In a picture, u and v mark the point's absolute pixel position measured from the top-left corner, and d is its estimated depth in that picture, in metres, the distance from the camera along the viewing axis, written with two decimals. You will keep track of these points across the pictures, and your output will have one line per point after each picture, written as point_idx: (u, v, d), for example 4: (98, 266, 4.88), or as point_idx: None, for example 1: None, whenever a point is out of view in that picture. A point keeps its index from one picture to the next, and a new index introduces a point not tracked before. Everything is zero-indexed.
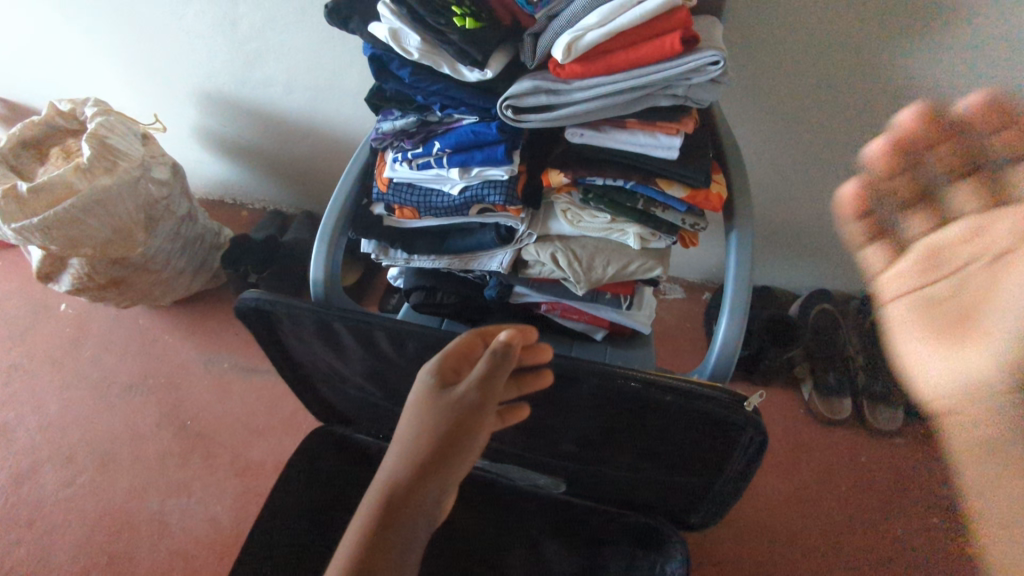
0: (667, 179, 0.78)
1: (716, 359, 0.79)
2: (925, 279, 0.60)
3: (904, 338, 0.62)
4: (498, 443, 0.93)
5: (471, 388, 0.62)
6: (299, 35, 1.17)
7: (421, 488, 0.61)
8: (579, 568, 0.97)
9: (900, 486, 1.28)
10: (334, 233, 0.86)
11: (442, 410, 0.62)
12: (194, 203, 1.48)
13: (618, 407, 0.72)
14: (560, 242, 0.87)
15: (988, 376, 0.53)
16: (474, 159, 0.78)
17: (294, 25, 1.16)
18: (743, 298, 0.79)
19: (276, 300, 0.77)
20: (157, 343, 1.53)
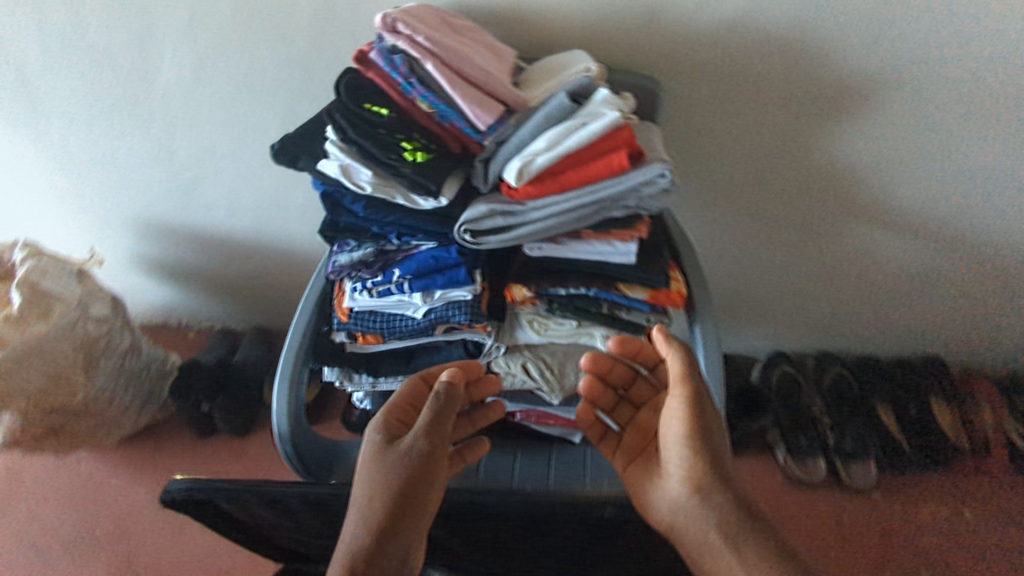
0: (627, 283, 0.80)
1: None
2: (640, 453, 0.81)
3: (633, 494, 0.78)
4: None
5: (418, 436, 0.69)
6: (242, 159, 1.17)
7: (393, 530, 0.63)
8: None
9: (886, 542, 1.28)
10: (296, 370, 0.82)
11: (394, 462, 0.68)
12: (136, 333, 1.40)
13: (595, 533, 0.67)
14: (530, 351, 0.88)
15: (680, 496, 0.69)
16: (435, 283, 0.77)
17: (237, 151, 1.15)
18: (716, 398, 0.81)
19: (207, 485, 0.69)
20: (102, 487, 1.42)
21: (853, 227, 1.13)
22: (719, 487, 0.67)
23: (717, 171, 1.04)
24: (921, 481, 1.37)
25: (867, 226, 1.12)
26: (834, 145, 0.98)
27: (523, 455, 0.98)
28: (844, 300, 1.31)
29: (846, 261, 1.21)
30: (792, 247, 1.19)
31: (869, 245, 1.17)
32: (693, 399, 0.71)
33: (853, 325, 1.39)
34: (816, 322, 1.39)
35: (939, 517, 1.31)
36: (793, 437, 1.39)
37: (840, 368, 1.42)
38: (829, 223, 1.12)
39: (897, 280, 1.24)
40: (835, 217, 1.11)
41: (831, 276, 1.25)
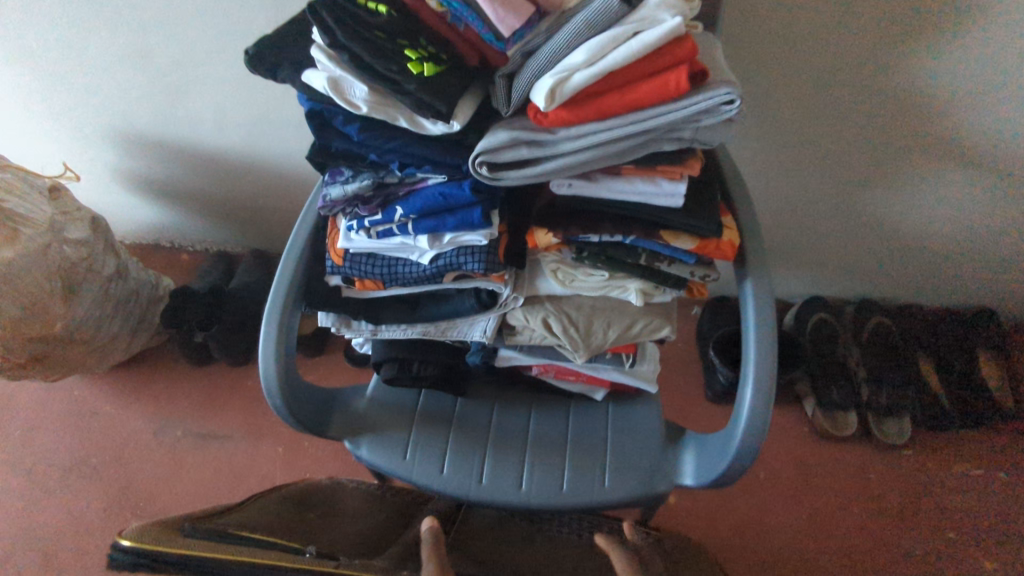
0: (671, 230, 0.67)
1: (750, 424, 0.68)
2: None
3: None
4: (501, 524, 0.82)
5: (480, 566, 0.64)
6: (224, 66, 1.02)
7: None
8: None
9: (916, 502, 1.21)
10: (284, 318, 0.72)
11: None
12: (123, 256, 1.30)
13: None
14: (551, 303, 0.76)
15: None
16: (445, 224, 0.65)
17: (217, 55, 1.00)
18: (769, 372, 0.69)
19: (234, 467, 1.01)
20: (97, 414, 1.36)
21: (925, 162, 0.98)
22: None
23: (778, 94, 0.89)
24: (959, 440, 1.28)
25: (942, 161, 0.97)
26: (923, 64, 0.82)
27: (538, 411, 0.90)
28: (898, 244, 1.18)
29: (907, 202, 1.07)
30: (850, 181, 1.05)
31: (940, 184, 1.02)
32: None
33: (903, 272, 1.27)
34: (863, 267, 1.26)
35: (972, 475, 1.24)
36: (825, 389, 1.28)
37: (881, 318, 1.31)
38: (897, 157, 0.98)
39: (963, 224, 1.11)
40: (906, 150, 0.96)
41: (888, 219, 1.12)
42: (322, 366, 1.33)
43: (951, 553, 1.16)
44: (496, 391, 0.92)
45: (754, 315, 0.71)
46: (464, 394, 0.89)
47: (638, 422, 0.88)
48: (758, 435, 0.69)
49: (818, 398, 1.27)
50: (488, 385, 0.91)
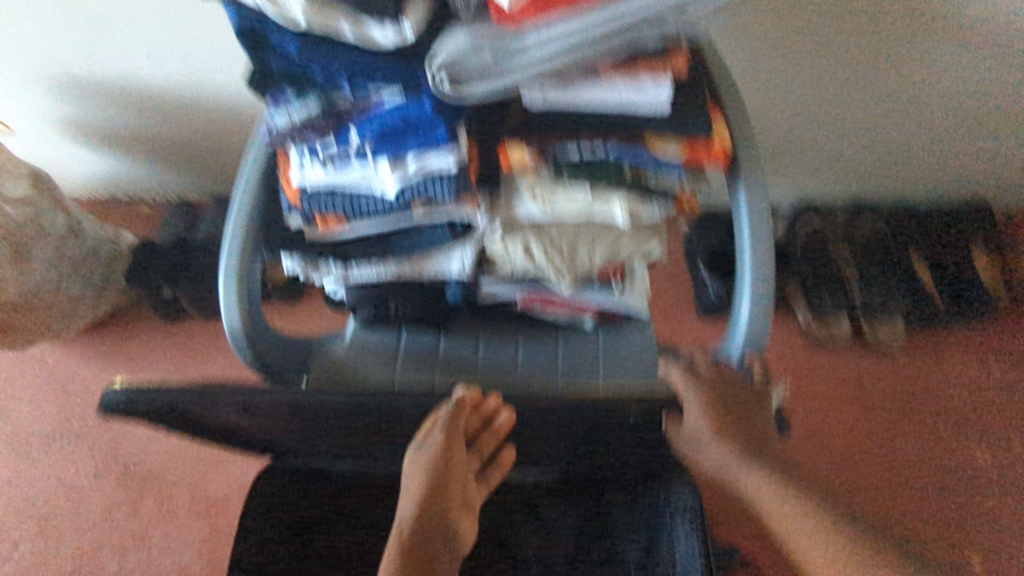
0: (658, 137, 0.61)
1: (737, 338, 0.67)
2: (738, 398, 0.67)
3: (738, 415, 0.66)
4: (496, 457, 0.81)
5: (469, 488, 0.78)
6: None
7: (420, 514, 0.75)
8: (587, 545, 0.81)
9: (906, 403, 1.22)
10: (245, 266, 0.67)
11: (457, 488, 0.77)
12: (76, 212, 1.21)
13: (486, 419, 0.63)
14: (532, 230, 0.70)
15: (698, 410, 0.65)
16: (407, 149, 0.58)
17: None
18: (765, 283, 0.66)
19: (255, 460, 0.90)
20: (71, 377, 1.31)
21: (926, 61, 0.90)
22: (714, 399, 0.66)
23: None
24: (951, 339, 1.28)
25: (941, 53, 0.90)
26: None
27: (525, 341, 0.86)
28: (895, 141, 1.12)
29: (903, 97, 1.00)
30: (846, 88, 0.97)
31: (941, 83, 0.95)
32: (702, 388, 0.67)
33: (898, 172, 1.21)
34: (857, 169, 1.20)
35: (962, 373, 1.24)
36: (817, 296, 1.25)
37: (874, 219, 1.26)
38: (898, 59, 0.89)
39: (963, 121, 1.04)
40: (907, 53, 0.88)
41: (884, 120, 1.05)
42: (299, 314, 1.29)
43: (937, 449, 1.19)
44: (481, 325, 0.87)
45: (749, 228, 0.67)
46: (447, 331, 0.85)
47: (631, 347, 0.85)
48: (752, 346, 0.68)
49: (810, 303, 1.25)
50: (473, 317, 0.87)
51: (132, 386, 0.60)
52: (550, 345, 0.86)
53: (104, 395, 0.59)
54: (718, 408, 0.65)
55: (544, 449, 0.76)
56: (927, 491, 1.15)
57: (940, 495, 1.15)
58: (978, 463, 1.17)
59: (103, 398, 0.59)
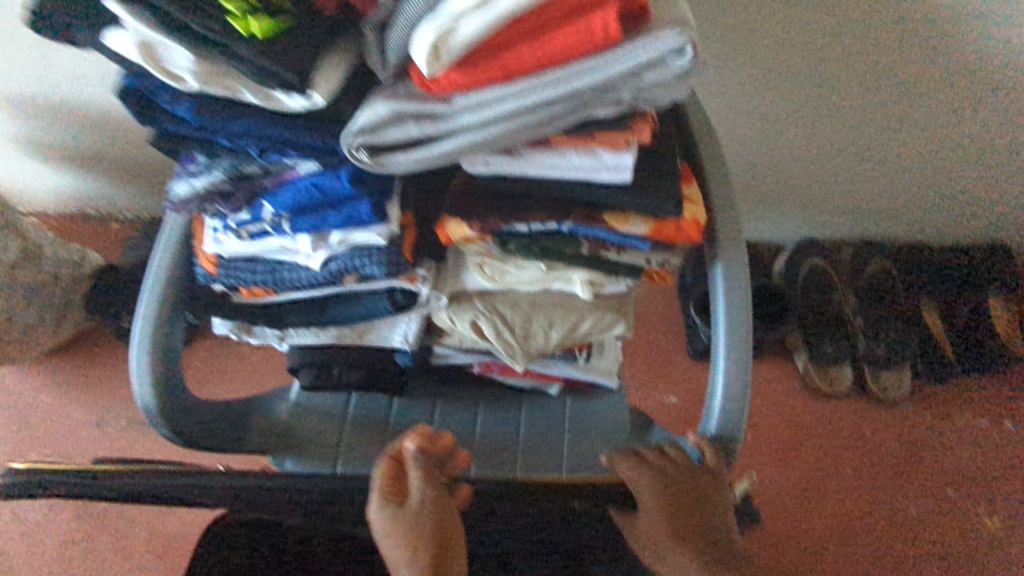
0: (620, 212, 0.53)
1: (708, 438, 0.58)
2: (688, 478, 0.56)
3: (690, 498, 0.55)
4: None
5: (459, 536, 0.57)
6: None
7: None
8: None
9: (912, 458, 1.13)
10: (158, 342, 0.59)
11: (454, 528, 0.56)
12: (33, 235, 1.16)
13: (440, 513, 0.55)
14: (482, 301, 0.62)
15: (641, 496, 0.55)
16: (328, 223, 0.51)
17: None
18: (742, 381, 0.57)
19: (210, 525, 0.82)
20: (30, 406, 1.25)
21: (934, 89, 0.82)
22: (659, 481, 0.55)
23: (760, 19, 0.71)
24: (962, 389, 1.18)
25: (954, 87, 0.82)
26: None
27: (487, 406, 0.79)
28: (904, 178, 1.02)
29: (913, 133, 0.91)
30: (848, 120, 0.89)
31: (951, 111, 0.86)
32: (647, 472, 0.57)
33: (909, 211, 1.12)
34: (863, 207, 1.11)
35: (973, 427, 1.15)
36: (816, 341, 1.17)
37: (881, 260, 1.17)
38: (903, 83, 0.82)
39: (977, 156, 0.96)
40: (912, 80, 0.81)
41: (892, 155, 0.96)
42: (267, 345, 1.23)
43: (946, 511, 1.09)
44: (439, 387, 0.80)
45: (725, 317, 0.58)
46: (401, 394, 0.78)
47: (600, 419, 0.77)
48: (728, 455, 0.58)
49: (811, 352, 1.16)
50: (429, 380, 0.79)
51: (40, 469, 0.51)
52: (513, 413, 0.78)
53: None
54: (672, 502, 0.54)
55: None
56: (933, 560, 1.06)
57: (949, 563, 1.06)
58: (988, 528, 1.07)
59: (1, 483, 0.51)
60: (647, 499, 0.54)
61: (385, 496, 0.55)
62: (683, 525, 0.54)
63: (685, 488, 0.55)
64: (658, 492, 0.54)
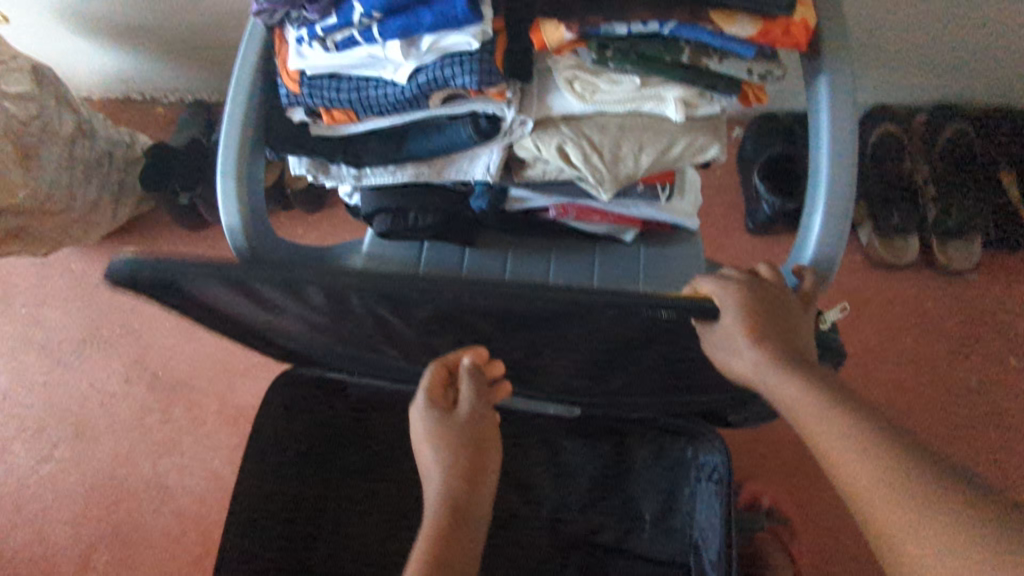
0: (728, 10, 0.50)
1: (805, 264, 0.57)
2: (779, 296, 0.54)
3: (782, 317, 0.53)
4: (526, 376, 0.75)
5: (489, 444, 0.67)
6: None
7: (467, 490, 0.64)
8: (600, 478, 0.84)
9: (973, 329, 1.12)
10: (243, 166, 0.59)
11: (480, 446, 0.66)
12: (84, 112, 1.15)
13: (514, 319, 0.54)
14: (568, 126, 0.60)
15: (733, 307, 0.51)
16: (421, 23, 0.49)
17: None
18: (842, 218, 0.55)
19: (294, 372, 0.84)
20: (96, 286, 1.29)
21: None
22: (755, 295, 0.53)
23: None
24: None
25: None
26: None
27: (558, 254, 0.78)
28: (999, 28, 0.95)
29: None
30: None
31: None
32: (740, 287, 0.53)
33: (996, 69, 1.04)
34: (946, 65, 1.04)
35: None
36: (884, 211, 1.13)
37: (959, 125, 1.11)
38: None
39: None
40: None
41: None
42: (320, 224, 1.24)
43: (1005, 379, 1.09)
44: (510, 239, 0.79)
45: (830, 136, 0.55)
46: (472, 243, 0.77)
47: (675, 265, 0.76)
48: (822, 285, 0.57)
49: (876, 223, 1.13)
50: (499, 231, 0.79)
51: (141, 257, 0.53)
52: (585, 261, 0.78)
53: (110, 264, 0.53)
54: (756, 311, 0.52)
55: (567, 373, 0.70)
56: (987, 424, 1.06)
57: (1004, 428, 1.06)
58: None
59: (111, 267, 0.53)
60: (732, 307, 0.51)
61: (430, 403, 0.66)
62: (772, 336, 0.51)
63: (773, 305, 0.53)
64: (752, 307, 0.52)
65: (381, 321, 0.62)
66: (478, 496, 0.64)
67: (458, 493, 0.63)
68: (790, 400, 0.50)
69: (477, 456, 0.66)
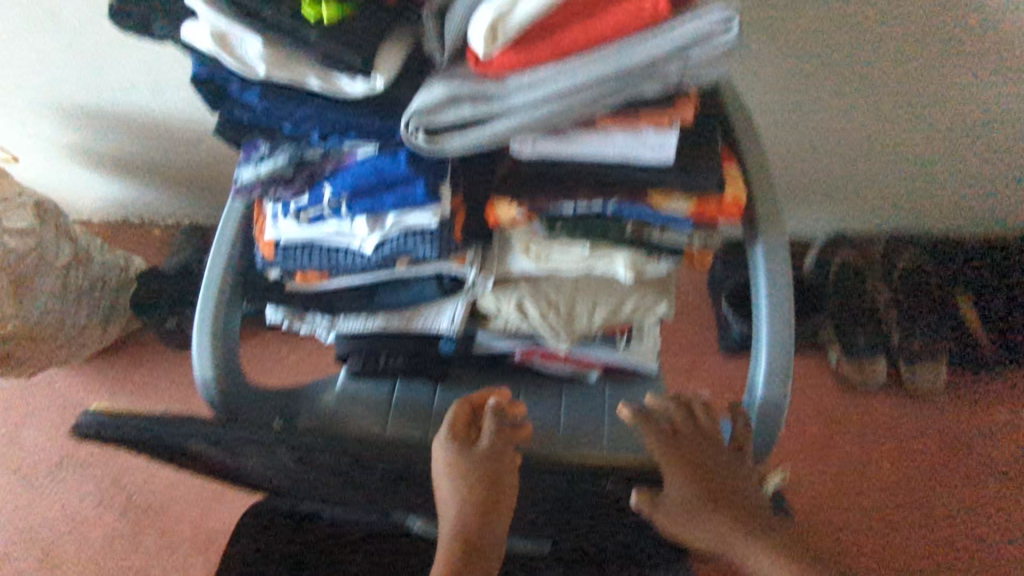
0: (664, 191, 0.55)
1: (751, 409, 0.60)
2: (708, 444, 0.61)
3: (713, 464, 0.60)
4: None
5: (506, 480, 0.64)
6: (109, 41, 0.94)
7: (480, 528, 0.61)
8: None
9: (948, 452, 1.12)
10: (219, 322, 0.62)
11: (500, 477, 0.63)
12: (83, 240, 1.20)
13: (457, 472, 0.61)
14: (527, 285, 0.64)
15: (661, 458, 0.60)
16: (384, 205, 0.53)
17: (73, 30, 0.92)
18: (783, 361, 0.58)
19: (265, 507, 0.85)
20: (78, 406, 1.29)
21: (961, 72, 0.84)
22: (682, 445, 0.61)
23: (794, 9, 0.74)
24: (998, 381, 1.17)
25: (982, 74, 0.83)
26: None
27: (527, 392, 0.80)
28: (937, 167, 1.03)
29: (943, 119, 0.92)
30: (879, 104, 0.90)
31: (974, 96, 0.88)
32: (670, 439, 0.61)
33: (942, 202, 1.12)
34: (895, 199, 1.11)
35: (1012, 421, 1.14)
36: (850, 334, 1.17)
37: (914, 253, 1.17)
38: (934, 67, 0.83)
39: (1009, 141, 0.96)
40: (938, 64, 0.83)
41: (919, 142, 0.97)
42: (304, 344, 1.27)
43: (985, 504, 1.08)
44: (481, 375, 0.82)
45: (768, 300, 0.59)
46: (443, 381, 0.80)
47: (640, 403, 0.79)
48: (769, 416, 0.59)
49: (844, 346, 1.16)
50: (470, 369, 0.81)
51: (107, 410, 0.64)
52: (552, 400, 0.79)
53: (79, 419, 0.64)
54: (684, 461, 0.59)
55: (531, 517, 0.70)
56: (970, 553, 1.04)
57: (989, 558, 1.04)
58: None
59: (81, 423, 0.64)
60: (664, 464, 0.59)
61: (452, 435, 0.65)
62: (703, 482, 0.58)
63: (701, 455, 0.60)
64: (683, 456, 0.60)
65: (348, 469, 0.65)
66: (490, 538, 0.62)
67: (471, 527, 0.61)
68: (743, 551, 0.56)
69: (490, 496, 0.62)
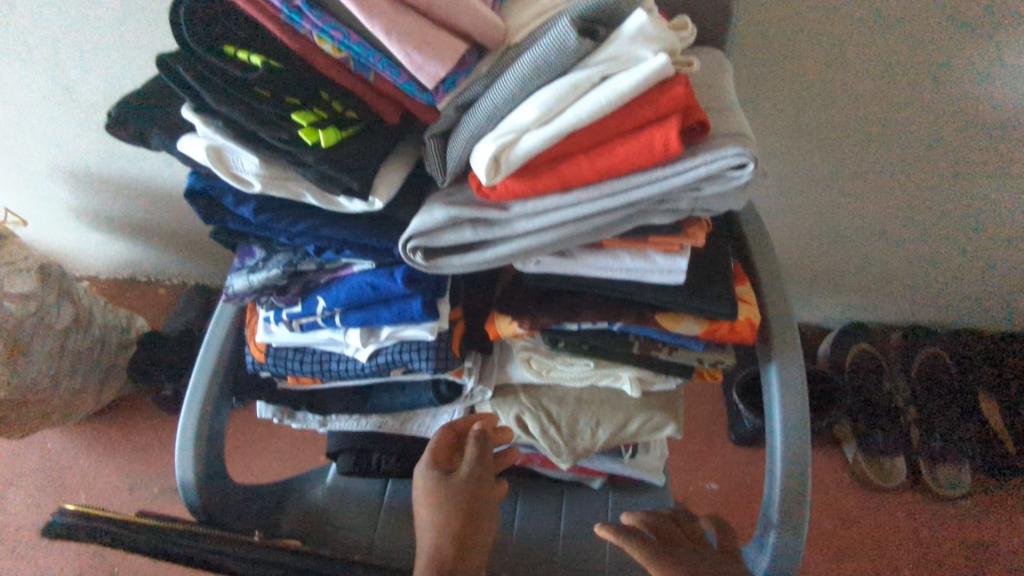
0: (672, 312, 0.52)
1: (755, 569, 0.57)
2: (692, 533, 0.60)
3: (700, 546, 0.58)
4: None
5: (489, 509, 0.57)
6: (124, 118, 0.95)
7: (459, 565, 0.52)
8: None
9: (975, 562, 1.05)
10: (204, 423, 0.60)
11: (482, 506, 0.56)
12: (85, 302, 1.19)
13: None
14: (528, 396, 0.62)
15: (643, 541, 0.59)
16: (379, 319, 0.51)
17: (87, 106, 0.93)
18: (800, 494, 0.54)
19: None
20: (66, 471, 1.26)
21: (977, 175, 0.82)
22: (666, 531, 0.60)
23: (804, 112, 0.75)
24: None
25: (1001, 177, 0.81)
26: (994, 56, 0.65)
27: (526, 498, 0.76)
28: (953, 264, 1.01)
29: (961, 219, 0.90)
30: (893, 201, 0.88)
31: (993, 199, 0.86)
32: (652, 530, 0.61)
33: (959, 297, 1.09)
34: (909, 292, 1.09)
35: None
36: (869, 433, 1.11)
37: (933, 349, 1.13)
38: (950, 170, 0.82)
39: None
40: (953, 166, 0.81)
41: (935, 239, 0.96)
42: None
43: None
44: None
45: (784, 429, 0.54)
46: None
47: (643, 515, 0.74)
48: (786, 546, 0.55)
49: (861, 441, 1.11)
50: None
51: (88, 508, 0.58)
52: (552, 506, 0.75)
53: (52, 517, 0.58)
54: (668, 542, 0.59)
55: None
56: None
57: None
58: None
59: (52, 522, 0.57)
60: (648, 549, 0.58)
61: (432, 461, 0.57)
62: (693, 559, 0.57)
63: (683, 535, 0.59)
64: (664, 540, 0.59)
65: None
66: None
67: (446, 558, 0.52)
68: None
69: (469, 525, 0.54)
